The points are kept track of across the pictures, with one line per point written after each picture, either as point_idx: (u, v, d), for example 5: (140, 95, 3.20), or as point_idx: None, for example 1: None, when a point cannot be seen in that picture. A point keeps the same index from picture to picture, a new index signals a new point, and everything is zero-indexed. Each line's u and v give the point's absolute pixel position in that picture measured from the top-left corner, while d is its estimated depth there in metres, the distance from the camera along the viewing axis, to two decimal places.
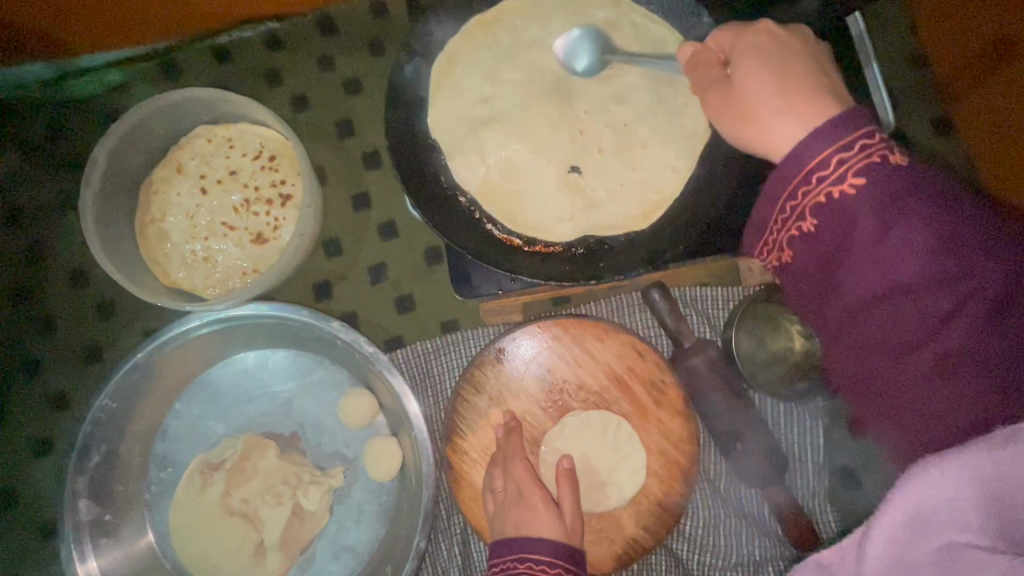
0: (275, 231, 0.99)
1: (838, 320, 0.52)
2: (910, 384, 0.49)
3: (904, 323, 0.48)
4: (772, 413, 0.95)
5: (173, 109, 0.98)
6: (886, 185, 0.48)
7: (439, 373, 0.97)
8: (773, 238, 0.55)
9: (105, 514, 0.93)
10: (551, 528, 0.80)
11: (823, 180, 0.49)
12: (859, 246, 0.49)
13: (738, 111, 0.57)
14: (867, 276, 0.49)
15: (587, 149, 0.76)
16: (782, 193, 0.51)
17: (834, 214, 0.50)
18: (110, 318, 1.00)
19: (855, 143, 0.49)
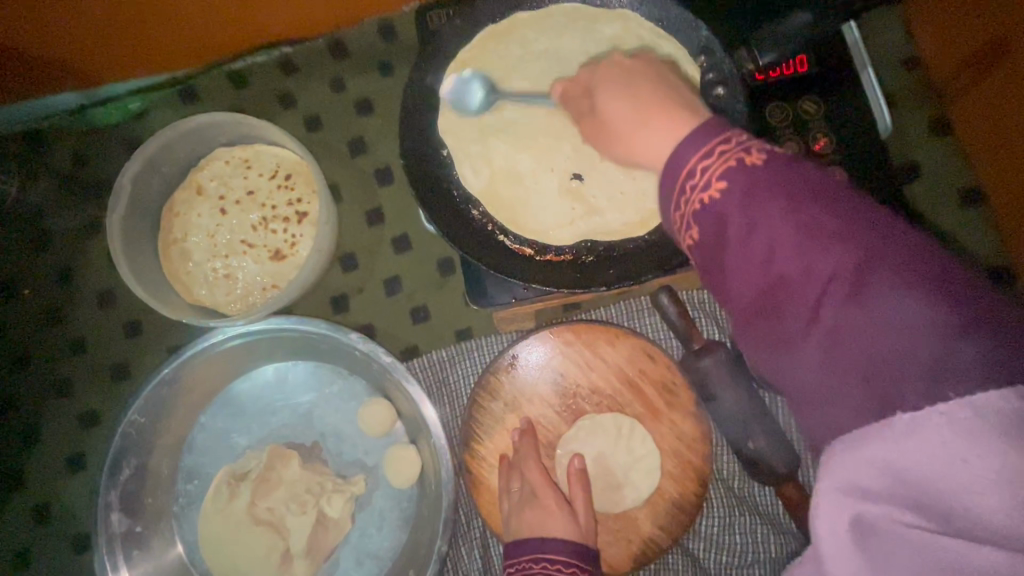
0: (293, 247, 1.03)
1: (742, 323, 0.52)
2: (812, 378, 0.47)
3: (793, 309, 0.47)
4: (784, 412, 0.96)
5: (193, 133, 1.02)
6: (755, 184, 0.48)
7: (454, 381, 0.99)
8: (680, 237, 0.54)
9: (137, 525, 0.96)
10: (564, 527, 0.82)
11: (694, 184, 0.51)
12: (736, 245, 0.49)
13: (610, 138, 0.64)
14: (750, 271, 0.49)
15: (590, 159, 0.79)
16: (670, 197, 0.52)
17: (710, 221, 0.50)
18: (137, 336, 1.04)
19: (717, 146, 0.50)
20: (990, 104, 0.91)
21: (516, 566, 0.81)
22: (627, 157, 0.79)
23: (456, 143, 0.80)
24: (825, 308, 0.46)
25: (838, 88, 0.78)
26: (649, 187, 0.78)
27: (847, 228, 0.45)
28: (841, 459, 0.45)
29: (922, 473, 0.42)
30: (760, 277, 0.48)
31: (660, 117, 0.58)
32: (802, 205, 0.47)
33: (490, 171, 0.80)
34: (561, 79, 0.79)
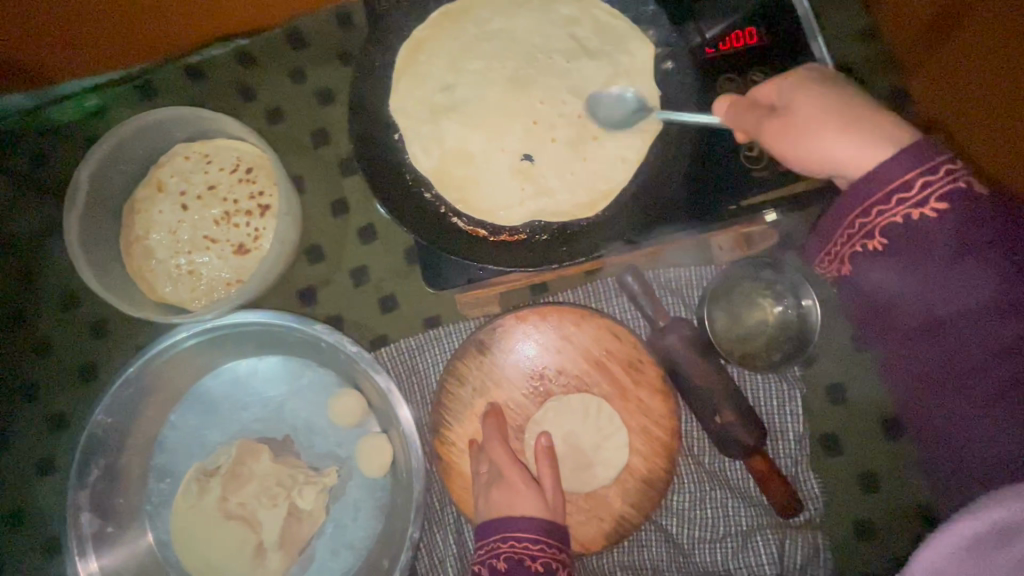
0: (256, 241, 1.02)
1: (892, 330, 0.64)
2: (951, 397, 0.61)
3: (956, 345, 0.59)
4: (752, 386, 0.97)
5: (151, 129, 1.01)
6: (959, 230, 0.58)
7: (423, 369, 0.99)
8: (837, 250, 0.66)
9: (108, 525, 0.95)
10: (534, 505, 0.80)
11: (897, 205, 0.59)
12: (930, 275, 0.59)
13: (794, 131, 0.64)
14: (916, 302, 0.61)
15: (541, 140, 0.79)
16: (845, 218, 0.62)
17: (908, 236, 0.60)
18: (102, 336, 1.02)
19: (940, 168, 0.58)
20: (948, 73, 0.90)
21: (486, 547, 0.79)
22: (577, 138, 0.80)
23: (409, 127, 0.80)
24: (989, 347, 0.57)
25: (790, 59, 0.75)
26: (600, 166, 0.79)
27: (1007, 279, 0.56)
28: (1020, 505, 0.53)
29: None
30: (923, 312, 0.61)
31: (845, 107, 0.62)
32: (962, 260, 0.58)
33: (442, 154, 0.79)
34: (511, 60, 0.79)
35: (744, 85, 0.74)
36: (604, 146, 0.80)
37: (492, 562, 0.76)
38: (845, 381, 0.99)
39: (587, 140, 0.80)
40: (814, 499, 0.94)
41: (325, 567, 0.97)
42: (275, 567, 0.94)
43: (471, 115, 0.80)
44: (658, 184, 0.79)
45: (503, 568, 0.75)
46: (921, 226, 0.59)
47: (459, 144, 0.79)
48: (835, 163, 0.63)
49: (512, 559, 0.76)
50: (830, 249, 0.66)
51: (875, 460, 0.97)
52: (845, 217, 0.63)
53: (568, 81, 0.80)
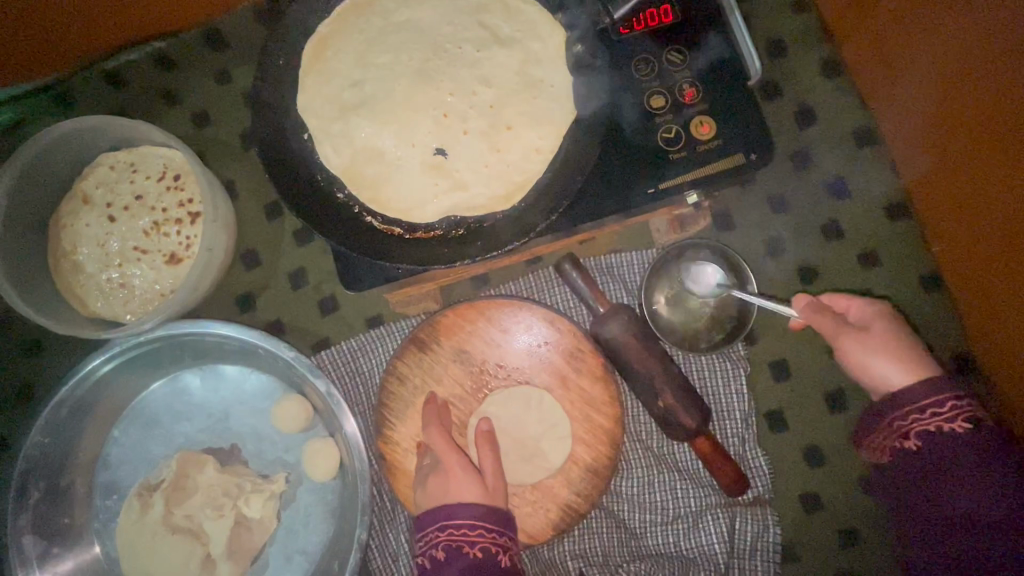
0: (189, 249, 1.00)
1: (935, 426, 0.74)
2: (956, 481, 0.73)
3: (943, 484, 0.73)
4: (694, 368, 0.97)
5: (70, 141, 0.98)
6: (954, 445, 0.72)
7: (366, 369, 0.98)
8: (879, 443, 0.78)
9: (52, 547, 0.94)
10: (472, 491, 0.81)
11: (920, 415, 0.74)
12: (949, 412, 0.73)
13: (855, 349, 0.81)
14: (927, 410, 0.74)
15: (452, 134, 0.78)
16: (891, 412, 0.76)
17: (905, 424, 0.75)
18: (36, 356, 1.00)
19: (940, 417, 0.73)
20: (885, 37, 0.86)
21: (426, 537, 0.79)
22: (491, 129, 0.78)
23: (321, 127, 0.78)
24: (965, 525, 0.72)
25: (701, 36, 0.76)
26: (514, 157, 0.78)
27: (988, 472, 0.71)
28: None
29: None
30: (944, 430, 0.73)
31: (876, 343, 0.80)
32: (969, 464, 0.71)
33: (356, 153, 0.78)
34: (420, 51, 0.78)
35: (657, 65, 0.75)
36: (518, 134, 0.78)
37: (432, 552, 0.77)
38: (789, 357, 0.99)
39: (501, 131, 0.78)
40: (761, 474, 0.95)
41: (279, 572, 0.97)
42: None
43: (380, 110, 0.78)
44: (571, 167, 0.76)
45: (442, 557, 0.76)
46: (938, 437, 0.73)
47: (372, 141, 0.78)
48: (873, 378, 0.80)
49: (450, 547, 0.77)
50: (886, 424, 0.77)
51: (822, 434, 0.98)
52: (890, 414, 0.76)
53: (478, 70, 0.78)
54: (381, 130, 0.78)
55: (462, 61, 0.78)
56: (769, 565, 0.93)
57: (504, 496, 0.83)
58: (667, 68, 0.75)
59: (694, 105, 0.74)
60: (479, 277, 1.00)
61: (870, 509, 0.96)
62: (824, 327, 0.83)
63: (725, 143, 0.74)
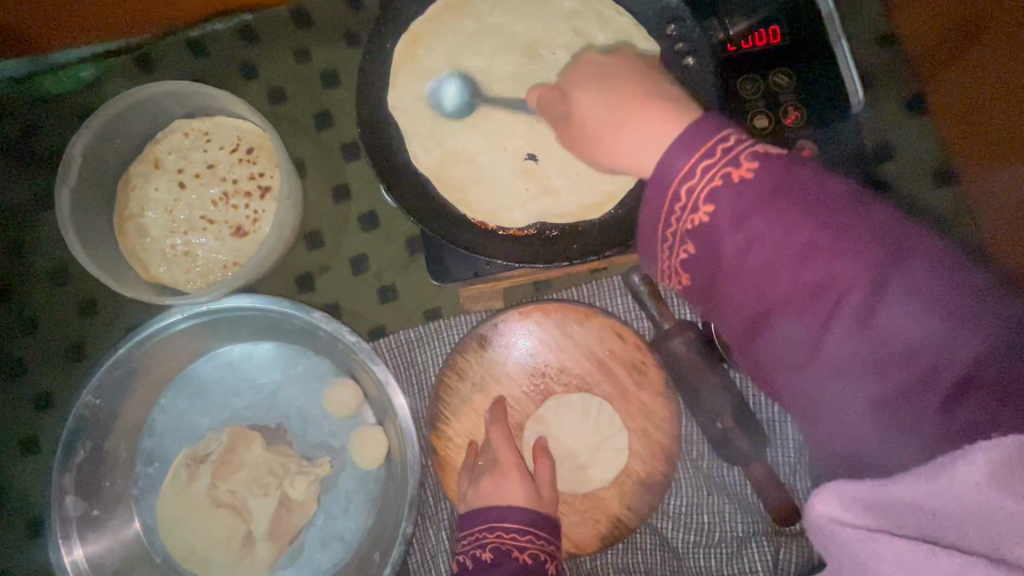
0: (255, 224, 0.99)
1: (724, 261, 0.51)
2: (794, 289, 0.48)
3: (823, 359, 0.48)
4: (753, 392, 0.95)
5: (149, 104, 0.98)
6: (741, 185, 0.49)
7: (422, 362, 0.98)
8: (668, 264, 0.56)
9: (93, 509, 0.93)
10: (521, 496, 0.79)
11: (692, 187, 0.50)
12: (794, 246, 0.48)
13: (579, 136, 0.60)
14: (745, 275, 0.50)
15: (541, 141, 0.82)
16: (666, 191, 0.51)
17: (701, 232, 0.51)
18: (92, 316, 0.99)
19: (715, 148, 0.50)
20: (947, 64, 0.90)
21: (471, 537, 0.77)
22: None
23: (418, 120, 0.82)
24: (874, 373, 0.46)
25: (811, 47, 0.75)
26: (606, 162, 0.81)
27: (865, 275, 0.46)
28: (829, 501, 0.42)
29: (883, 562, 0.39)
30: (800, 258, 0.48)
31: (645, 121, 0.54)
32: (775, 203, 0.48)
33: (451, 149, 0.82)
34: (518, 56, 0.82)
35: (762, 86, 0.75)
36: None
37: (475, 552, 0.74)
38: None
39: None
40: (812, 507, 0.93)
41: (314, 558, 0.96)
42: (264, 558, 0.92)
43: (477, 113, 0.82)
44: None
45: (489, 558, 0.72)
46: (718, 186, 0.50)
47: (465, 142, 0.82)
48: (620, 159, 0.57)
49: (498, 550, 0.73)
50: (662, 264, 0.57)
51: None
52: (657, 218, 0.53)
53: None
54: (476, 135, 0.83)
55: (559, 70, 0.81)
56: None
57: (552, 505, 0.81)
58: (773, 90, 0.75)
59: (795, 130, 0.75)
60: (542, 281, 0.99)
61: None
62: (591, 108, 0.59)
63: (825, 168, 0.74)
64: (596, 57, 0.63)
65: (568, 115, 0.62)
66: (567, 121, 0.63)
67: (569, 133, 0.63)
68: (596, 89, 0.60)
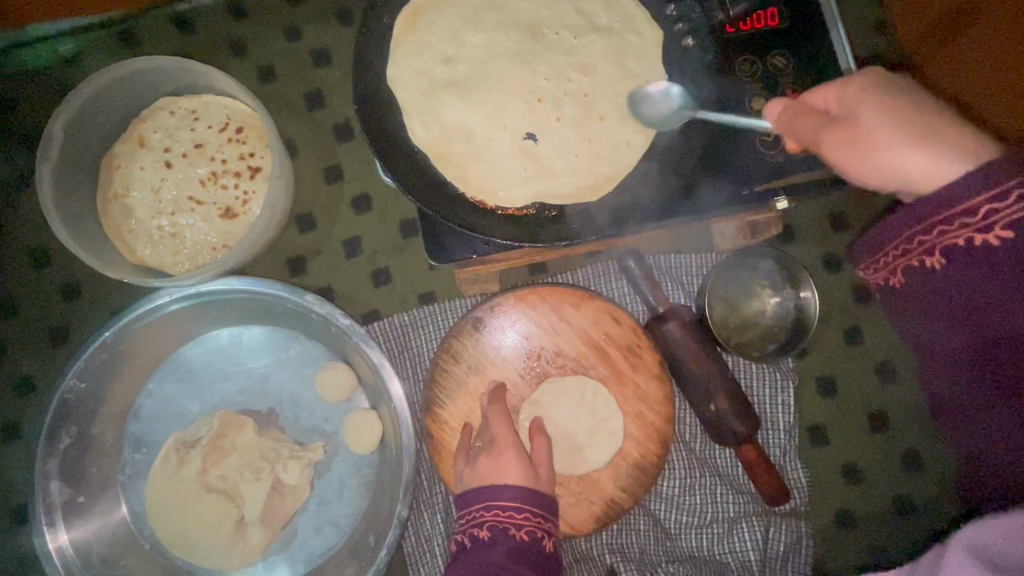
0: (245, 205, 0.97)
1: (950, 287, 0.61)
2: (1001, 331, 0.60)
3: (964, 373, 0.65)
4: (745, 375, 0.96)
5: (135, 79, 0.95)
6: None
7: (416, 346, 0.97)
8: (885, 259, 0.63)
9: (78, 495, 0.91)
10: (516, 475, 0.79)
11: (962, 225, 0.56)
12: (1001, 295, 0.58)
13: (859, 144, 0.61)
14: (983, 309, 0.60)
15: (542, 120, 0.81)
16: (930, 216, 0.57)
17: (965, 256, 0.58)
18: (74, 299, 0.97)
19: (1008, 190, 0.53)
20: (935, 81, 0.92)
21: (468, 515, 0.77)
22: (583, 118, 0.81)
23: (414, 99, 0.81)
24: (973, 383, 0.65)
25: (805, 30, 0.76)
26: (604, 143, 0.81)
27: None
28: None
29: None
30: (1013, 313, 0.59)
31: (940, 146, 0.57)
32: (1018, 274, 0.56)
33: (447, 128, 0.81)
34: (515, 34, 0.81)
35: (760, 68, 0.76)
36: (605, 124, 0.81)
37: (474, 531, 0.75)
38: (836, 374, 0.99)
39: (593, 120, 0.81)
40: (800, 487, 0.95)
41: (308, 543, 0.95)
42: (256, 543, 0.91)
43: (475, 90, 0.81)
44: (654, 177, 0.80)
45: (486, 536, 0.73)
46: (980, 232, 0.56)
47: (462, 123, 0.81)
48: (885, 174, 0.60)
49: (496, 527, 0.74)
50: (878, 257, 0.64)
51: (862, 452, 0.98)
52: (904, 231, 0.60)
53: (574, 58, 0.81)
54: (474, 114, 0.81)
55: (558, 50, 0.81)
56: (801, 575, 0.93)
57: (549, 486, 0.81)
58: (771, 72, 0.76)
59: None
60: (538, 264, 0.99)
61: (906, 532, 0.96)
62: (872, 121, 0.60)
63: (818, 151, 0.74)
64: (879, 74, 0.63)
65: (840, 118, 0.63)
66: (831, 125, 0.63)
67: (831, 136, 0.63)
68: (881, 107, 0.60)
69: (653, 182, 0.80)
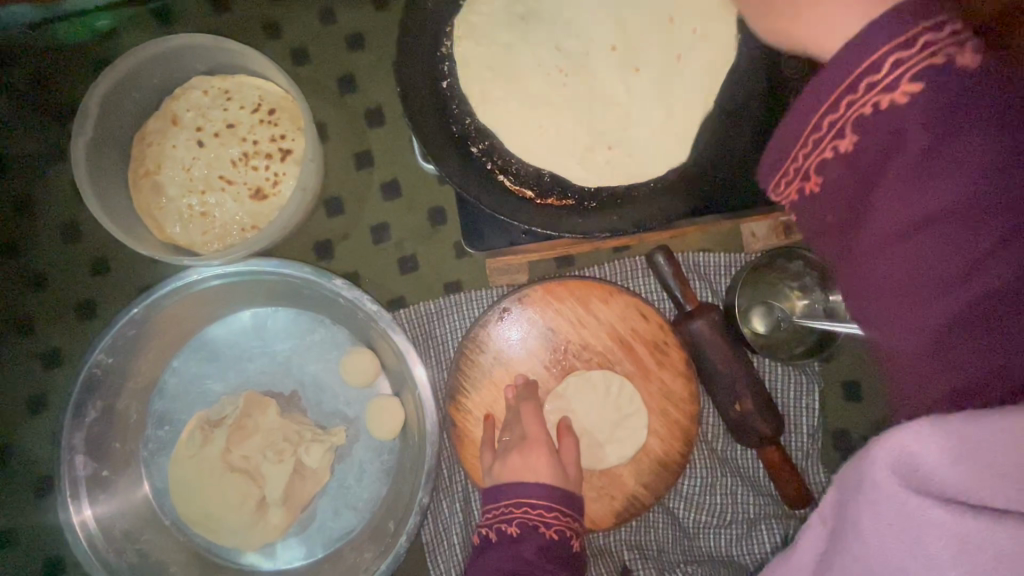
0: (275, 186, 0.97)
1: (858, 154, 0.47)
2: (942, 179, 0.42)
3: (900, 253, 0.45)
4: (770, 378, 0.96)
5: (169, 56, 0.94)
6: (936, 105, 0.43)
7: (441, 334, 0.97)
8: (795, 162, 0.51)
9: (102, 469, 0.92)
10: (547, 473, 0.79)
11: (871, 85, 0.45)
12: (910, 162, 0.44)
13: None
14: (891, 202, 0.45)
15: (614, 88, 0.82)
16: (825, 101, 0.47)
17: (874, 126, 0.45)
18: (102, 275, 0.97)
19: (919, 40, 0.42)
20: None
21: (495, 511, 0.77)
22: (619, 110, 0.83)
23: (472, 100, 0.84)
24: (936, 262, 0.43)
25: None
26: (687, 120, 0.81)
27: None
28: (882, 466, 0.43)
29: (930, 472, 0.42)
30: (927, 195, 0.43)
31: None
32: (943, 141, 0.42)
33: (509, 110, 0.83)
34: None
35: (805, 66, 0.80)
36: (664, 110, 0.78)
37: (502, 526, 0.75)
38: (863, 379, 0.99)
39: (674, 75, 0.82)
40: (822, 492, 0.94)
41: (325, 527, 0.95)
42: (276, 524, 0.91)
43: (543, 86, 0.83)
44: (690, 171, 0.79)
45: (515, 533, 0.73)
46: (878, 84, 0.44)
47: (510, 129, 0.83)
48: None
49: (525, 525, 0.74)
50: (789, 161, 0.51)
51: None
52: (811, 112, 0.48)
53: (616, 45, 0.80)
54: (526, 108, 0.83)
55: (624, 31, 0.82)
56: None
57: (576, 483, 0.81)
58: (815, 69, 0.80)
59: None
60: (566, 257, 0.99)
61: None
62: None
63: None
64: None
65: None
66: None
67: None
68: None
69: (683, 178, 0.83)
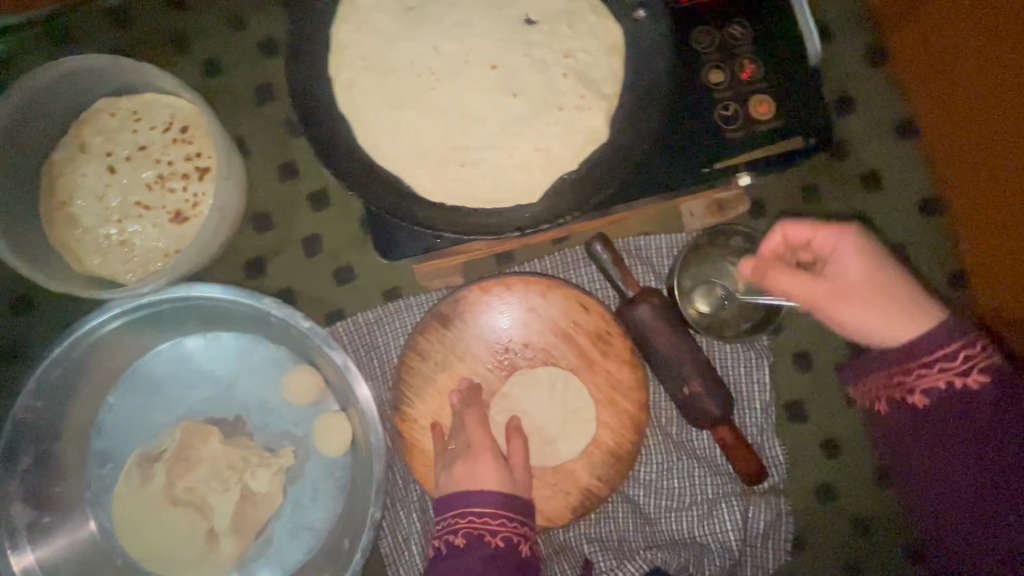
0: (195, 208, 0.93)
1: (911, 414, 0.70)
2: (966, 449, 0.66)
3: (943, 461, 0.68)
4: (719, 356, 0.95)
5: (68, 81, 0.90)
6: (974, 401, 0.65)
7: (383, 344, 0.95)
8: (872, 385, 0.74)
9: (43, 515, 0.89)
10: (494, 479, 0.77)
11: (940, 367, 0.66)
12: (959, 435, 0.66)
13: None
14: (938, 435, 0.68)
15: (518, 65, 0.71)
16: (899, 361, 0.69)
17: (941, 398, 0.67)
18: (23, 314, 0.93)
19: (959, 352, 0.65)
20: (920, 38, 0.88)
21: (443, 522, 0.77)
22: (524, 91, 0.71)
23: None
24: (977, 486, 0.66)
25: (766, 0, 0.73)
26: (563, 146, 0.71)
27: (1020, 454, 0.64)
28: None
29: None
30: (954, 443, 0.67)
31: None
32: (970, 416, 0.66)
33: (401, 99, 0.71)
34: None
35: (717, 38, 0.73)
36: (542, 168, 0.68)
37: (448, 537, 0.74)
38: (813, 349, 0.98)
39: (562, 83, 0.72)
40: (778, 465, 0.94)
41: (283, 550, 0.93)
42: (230, 553, 0.89)
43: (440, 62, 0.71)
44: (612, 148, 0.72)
45: (461, 543, 0.73)
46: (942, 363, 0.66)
47: None
48: None
49: (470, 535, 0.74)
50: (868, 382, 0.75)
51: (840, 426, 0.97)
52: (892, 367, 0.70)
53: None
54: (392, 107, 0.71)
55: (521, 12, 0.72)
56: (783, 552, 0.93)
57: (525, 485, 0.80)
58: (729, 41, 0.73)
59: (752, 83, 0.73)
60: (504, 254, 0.97)
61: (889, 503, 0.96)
62: None
63: (782, 126, 0.73)
64: None
65: None
66: None
67: None
68: None
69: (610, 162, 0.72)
